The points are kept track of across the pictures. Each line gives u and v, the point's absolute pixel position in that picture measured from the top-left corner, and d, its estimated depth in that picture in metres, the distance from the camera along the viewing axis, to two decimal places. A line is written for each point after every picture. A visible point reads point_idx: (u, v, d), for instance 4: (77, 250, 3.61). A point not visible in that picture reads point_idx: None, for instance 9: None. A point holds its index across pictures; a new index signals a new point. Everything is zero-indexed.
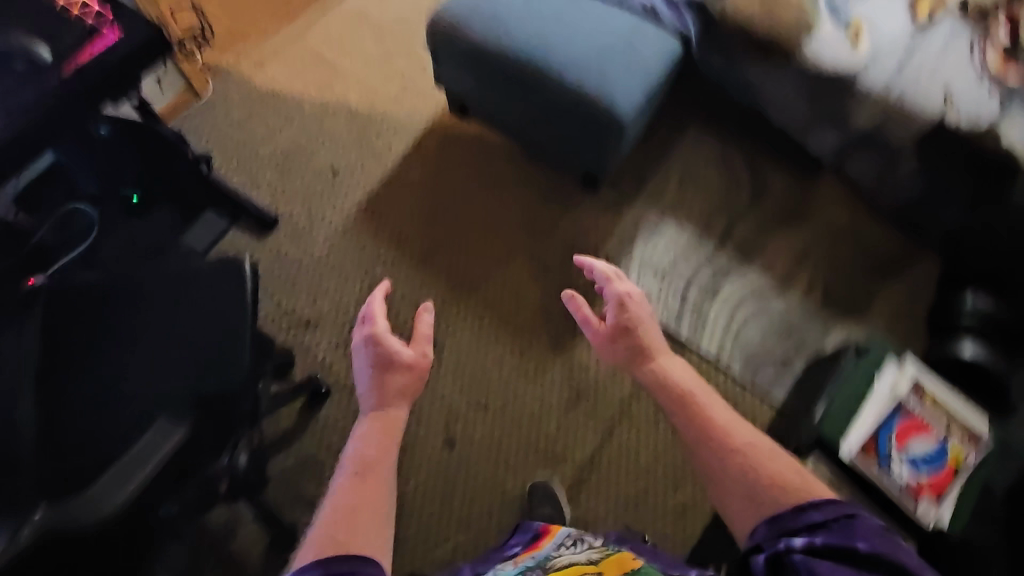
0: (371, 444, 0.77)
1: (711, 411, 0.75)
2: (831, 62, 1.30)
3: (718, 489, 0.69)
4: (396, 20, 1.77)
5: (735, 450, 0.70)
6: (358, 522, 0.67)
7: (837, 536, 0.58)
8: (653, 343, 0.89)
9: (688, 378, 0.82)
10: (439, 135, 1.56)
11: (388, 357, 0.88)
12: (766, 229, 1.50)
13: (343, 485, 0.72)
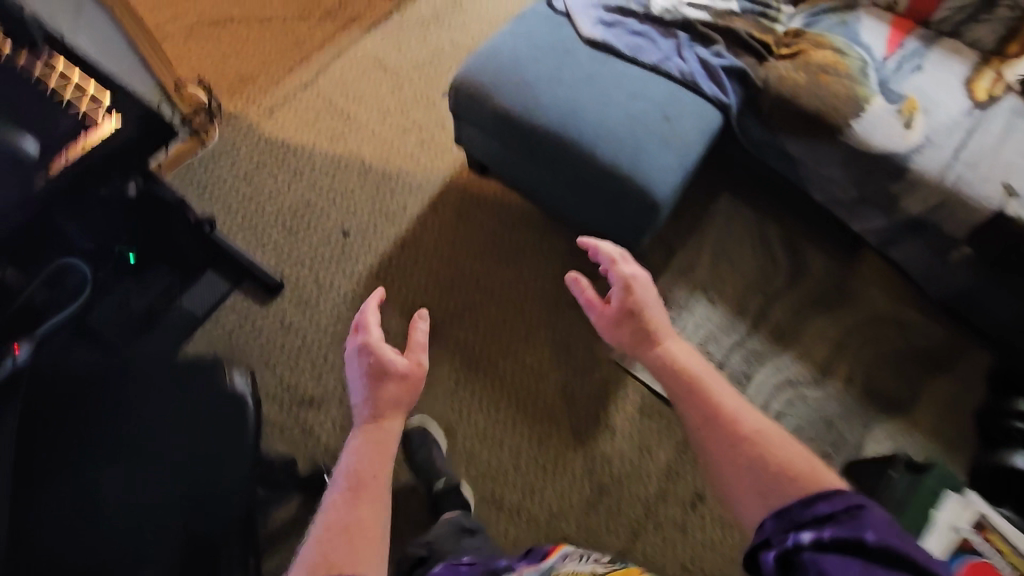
0: (363, 460, 0.73)
1: (713, 397, 0.72)
2: (880, 142, 1.20)
3: (727, 480, 0.66)
4: (413, 67, 1.69)
5: (741, 439, 0.67)
6: (352, 544, 0.65)
7: (846, 528, 0.54)
8: (660, 328, 0.84)
9: (696, 361, 0.78)
10: (463, 199, 1.50)
11: (381, 368, 0.82)
12: (803, 312, 1.45)
13: (336, 504, 0.69)
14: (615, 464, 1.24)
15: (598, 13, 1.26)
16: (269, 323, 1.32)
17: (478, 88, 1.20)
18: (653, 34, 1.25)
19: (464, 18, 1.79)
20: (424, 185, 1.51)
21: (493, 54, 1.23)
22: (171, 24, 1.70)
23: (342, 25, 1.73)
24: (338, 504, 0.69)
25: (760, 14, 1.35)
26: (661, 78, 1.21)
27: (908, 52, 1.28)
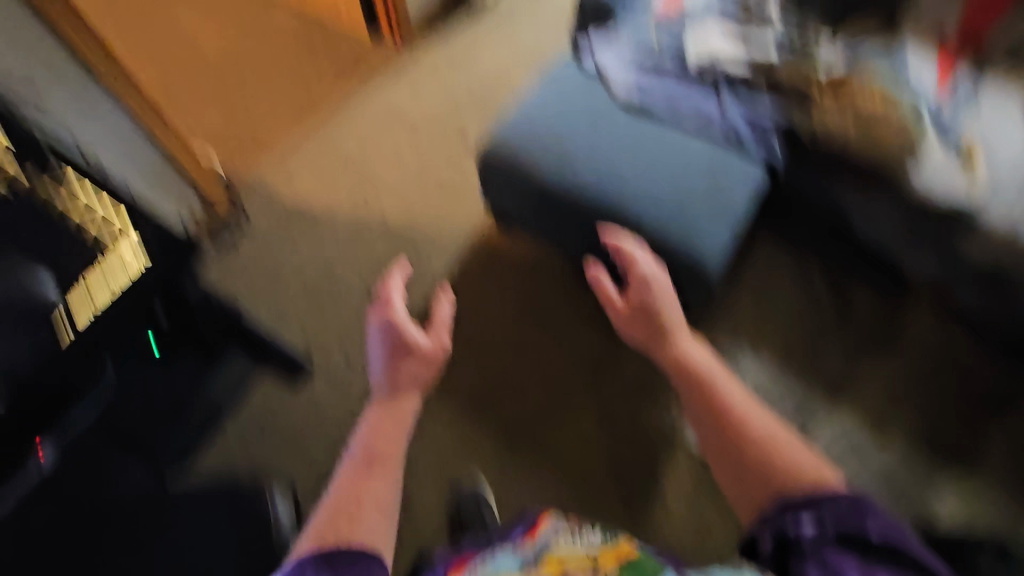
0: (385, 432, 0.95)
1: (722, 394, 0.91)
2: (942, 191, 1.15)
3: (725, 465, 0.82)
4: (429, 115, 1.63)
5: (756, 438, 0.82)
6: (360, 521, 0.78)
7: (846, 523, 0.64)
8: (676, 329, 1.06)
9: (704, 363, 0.99)
10: (492, 258, 1.45)
11: (410, 344, 1.10)
12: (854, 359, 1.35)
13: (350, 473, 0.86)
14: (671, 542, 1.18)
15: (634, 78, 1.26)
16: (301, 407, 1.27)
17: (512, 164, 1.19)
18: (697, 97, 1.25)
19: (476, 58, 1.72)
20: (450, 245, 1.46)
21: (530, 123, 1.21)
22: (183, 88, 1.66)
23: (355, 78, 1.68)
24: (371, 480, 0.85)
25: (796, 53, 1.28)
26: (705, 144, 1.22)
27: (961, 86, 1.21)
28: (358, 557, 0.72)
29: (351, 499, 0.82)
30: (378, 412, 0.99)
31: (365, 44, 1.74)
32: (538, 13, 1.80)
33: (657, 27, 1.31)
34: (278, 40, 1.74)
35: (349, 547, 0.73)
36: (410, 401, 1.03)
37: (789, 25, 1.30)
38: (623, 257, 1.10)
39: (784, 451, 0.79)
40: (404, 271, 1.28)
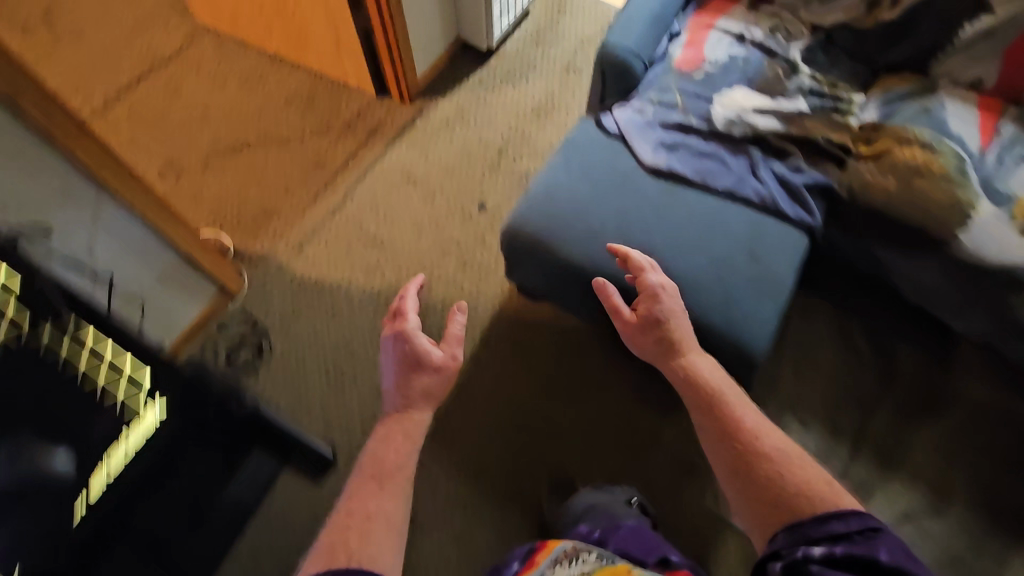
0: (394, 449, 0.91)
1: (735, 415, 0.86)
2: (992, 251, 1.06)
3: (745, 490, 0.78)
4: (443, 175, 1.56)
5: (764, 457, 0.80)
6: (374, 543, 0.77)
7: (859, 547, 0.64)
8: (685, 337, 0.96)
9: (716, 378, 0.91)
10: (515, 327, 1.40)
11: (420, 357, 1.02)
12: (905, 423, 1.26)
13: (359, 488, 0.86)
14: None
15: (658, 136, 1.15)
16: (323, 503, 1.20)
17: (537, 238, 1.09)
18: (723, 155, 1.12)
19: (489, 112, 1.67)
20: (472, 317, 1.40)
21: (550, 192, 1.13)
22: (184, 159, 1.59)
23: (363, 140, 1.62)
24: (363, 490, 0.85)
25: (833, 107, 1.22)
26: (739, 207, 1.09)
27: (1005, 140, 1.14)
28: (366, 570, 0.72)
29: (354, 511, 0.82)
30: (392, 425, 0.96)
31: (372, 102, 1.68)
32: (549, 62, 1.76)
33: (679, 84, 1.23)
34: (280, 101, 1.67)
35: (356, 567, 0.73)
36: (419, 413, 0.98)
37: (823, 77, 1.25)
38: (632, 270, 1.01)
39: (796, 469, 0.77)
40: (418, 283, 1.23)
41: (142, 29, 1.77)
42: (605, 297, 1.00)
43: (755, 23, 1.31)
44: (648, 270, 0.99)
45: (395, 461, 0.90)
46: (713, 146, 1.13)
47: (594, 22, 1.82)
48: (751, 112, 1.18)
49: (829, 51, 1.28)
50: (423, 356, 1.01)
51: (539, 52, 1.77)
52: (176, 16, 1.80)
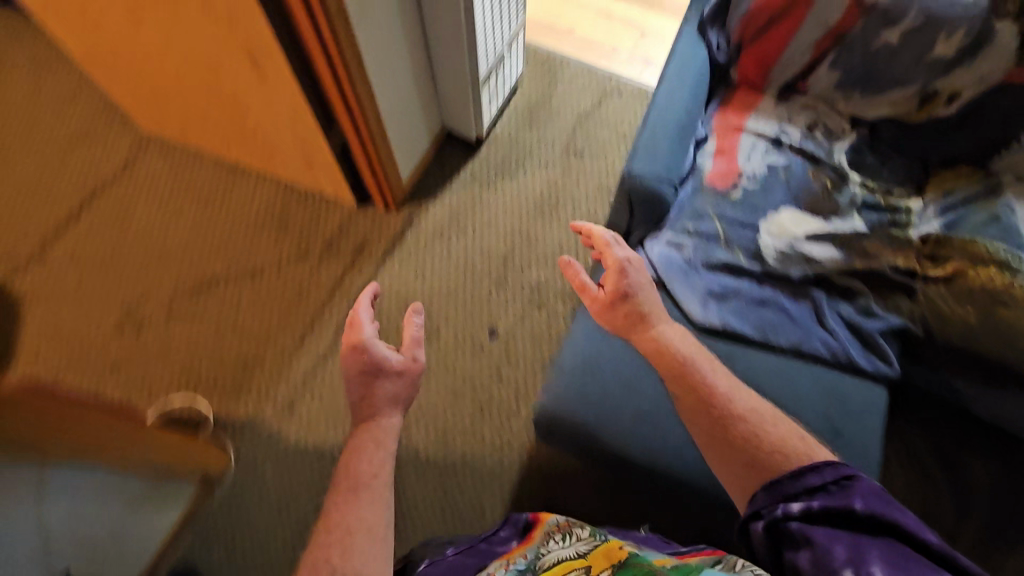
0: (361, 459, 0.80)
1: (706, 381, 0.86)
2: None
3: (722, 450, 0.81)
4: (445, 297, 1.38)
5: (735, 419, 0.82)
6: (359, 552, 0.70)
7: (835, 499, 0.70)
8: (653, 309, 0.94)
9: (684, 346, 0.91)
10: (546, 478, 1.23)
11: (380, 363, 0.88)
12: (992, 555, 1.14)
13: (338, 505, 0.75)
14: None
15: (704, 282, 0.99)
16: None
17: (586, 424, 0.97)
18: (783, 303, 0.97)
19: (487, 212, 1.48)
20: (497, 471, 1.24)
21: (592, 365, 1.01)
22: (144, 305, 1.36)
23: (349, 262, 1.42)
24: (339, 504, 0.75)
25: (890, 222, 1.08)
26: (811, 367, 0.95)
27: None
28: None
29: (333, 526, 0.73)
30: (361, 438, 0.83)
31: (353, 214, 1.47)
32: (547, 145, 1.57)
33: (715, 208, 1.07)
34: (246, 221, 1.45)
35: None
36: (389, 421, 0.86)
37: (875, 183, 1.10)
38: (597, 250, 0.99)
39: (769, 428, 0.80)
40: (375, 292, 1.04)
41: (79, 145, 1.52)
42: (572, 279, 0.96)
43: (789, 120, 1.15)
44: (616, 247, 0.96)
45: (362, 477, 0.78)
46: (767, 291, 0.98)
47: (589, 94, 1.64)
48: (804, 241, 1.03)
49: (878, 149, 1.13)
50: (381, 363, 0.88)
51: (533, 134, 1.58)
52: (116, 125, 1.54)
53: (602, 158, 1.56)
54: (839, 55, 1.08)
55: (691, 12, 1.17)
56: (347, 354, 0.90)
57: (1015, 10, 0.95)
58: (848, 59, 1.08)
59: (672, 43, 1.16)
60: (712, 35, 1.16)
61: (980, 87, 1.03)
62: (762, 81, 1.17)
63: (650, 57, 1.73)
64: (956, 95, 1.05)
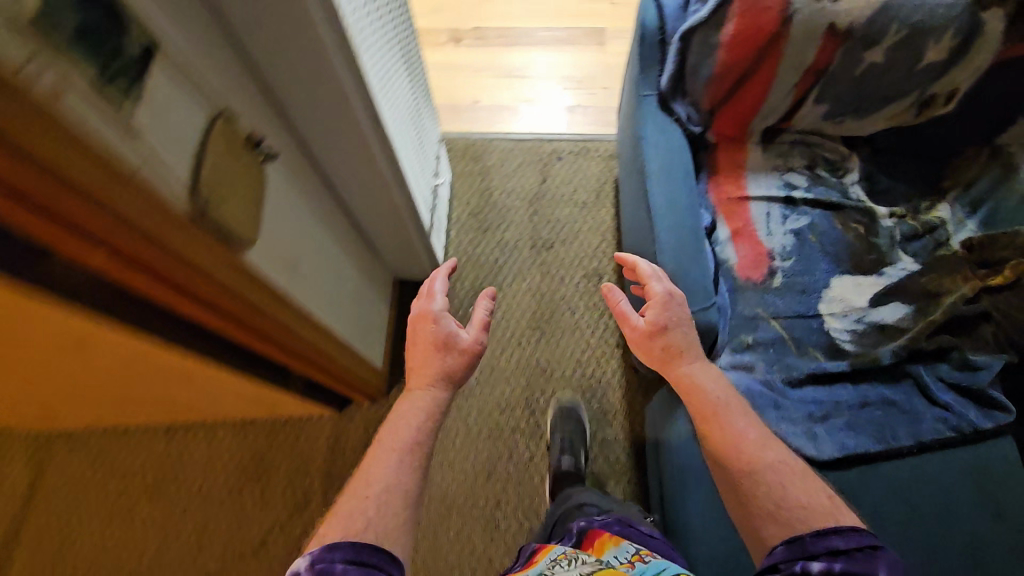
0: (411, 424, 0.79)
1: (733, 428, 0.75)
2: None
3: (745, 500, 0.69)
4: (485, 475, 1.19)
5: (766, 468, 0.70)
6: (390, 511, 0.69)
7: (859, 565, 0.57)
8: (688, 345, 0.84)
9: (716, 390, 0.80)
10: None
11: (448, 337, 0.88)
12: None
13: (382, 463, 0.74)
14: None
15: (799, 405, 0.86)
16: None
17: None
18: (885, 395, 0.87)
19: (484, 355, 1.28)
20: None
21: (727, 552, 0.86)
22: None
23: None
24: (374, 460, 0.75)
25: (934, 245, 0.98)
26: (945, 458, 0.84)
27: None
28: (384, 560, 0.62)
29: (358, 479, 0.74)
30: (412, 397, 0.83)
31: (340, 426, 1.22)
32: (514, 251, 1.39)
33: (762, 304, 0.94)
34: (219, 489, 1.17)
35: (374, 554, 0.62)
36: (434, 396, 0.83)
37: (901, 208, 1.00)
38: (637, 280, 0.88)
39: (801, 487, 0.67)
40: (449, 266, 1.02)
41: None
42: (611, 306, 0.89)
43: (788, 167, 1.02)
44: (654, 278, 0.85)
45: (408, 443, 0.76)
46: (869, 388, 0.88)
47: (531, 173, 1.47)
48: (870, 308, 0.92)
49: (884, 165, 1.03)
50: (450, 337, 0.87)
51: (493, 242, 1.39)
52: None
53: (577, 243, 1.39)
54: (822, 92, 0.97)
55: (643, 88, 1.01)
56: (419, 320, 0.89)
57: None
58: (833, 92, 0.96)
59: (637, 130, 1.00)
60: (678, 108, 1.00)
61: (974, 77, 0.94)
62: (742, 135, 1.03)
63: (571, 104, 1.56)
64: (954, 92, 0.95)
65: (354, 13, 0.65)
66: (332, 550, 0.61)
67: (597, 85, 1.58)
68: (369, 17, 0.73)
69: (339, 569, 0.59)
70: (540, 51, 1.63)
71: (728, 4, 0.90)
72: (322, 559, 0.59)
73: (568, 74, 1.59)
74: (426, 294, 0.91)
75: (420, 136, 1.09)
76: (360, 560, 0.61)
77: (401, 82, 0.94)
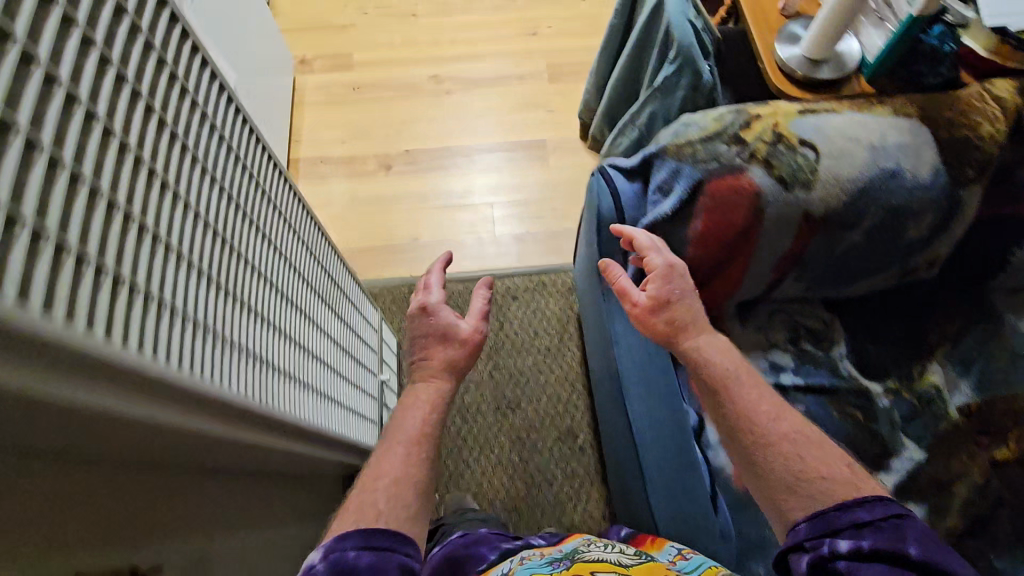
0: (415, 419, 0.83)
1: (745, 403, 0.70)
2: None
3: (764, 472, 0.65)
4: None
5: (784, 439, 0.66)
6: (403, 499, 0.72)
7: (886, 539, 0.56)
8: (694, 319, 0.79)
9: (722, 364, 0.75)
10: None
11: (447, 331, 0.91)
12: None
13: (392, 456, 0.77)
14: None
15: None
16: None
17: None
18: None
19: None
20: None
21: None
22: None
23: None
24: (384, 454, 0.78)
25: (934, 420, 0.89)
26: None
27: None
28: (395, 540, 0.65)
29: (370, 474, 0.76)
30: (416, 396, 0.86)
31: None
32: (476, 416, 1.25)
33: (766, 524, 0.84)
34: None
35: (385, 538, 0.65)
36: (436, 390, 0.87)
37: (893, 378, 0.92)
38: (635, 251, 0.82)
39: (816, 457, 0.64)
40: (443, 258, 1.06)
41: None
42: (611, 281, 0.84)
43: (770, 343, 0.93)
44: (653, 250, 0.80)
45: (413, 436, 0.80)
46: None
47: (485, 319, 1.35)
48: None
49: (869, 328, 0.95)
50: (447, 333, 0.90)
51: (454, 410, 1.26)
52: None
53: (545, 398, 1.27)
54: (801, 271, 0.88)
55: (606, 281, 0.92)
56: (417, 320, 0.93)
57: (976, 174, 0.79)
58: (812, 270, 0.88)
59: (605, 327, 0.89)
60: None
61: (954, 243, 0.87)
62: (718, 313, 0.93)
63: (519, 232, 1.45)
64: (935, 259, 0.88)
65: (242, 371, 0.50)
66: (345, 538, 0.63)
67: (545, 208, 1.47)
68: (272, 326, 0.58)
69: (354, 556, 0.61)
70: (479, 175, 1.51)
71: (694, 201, 0.79)
72: (335, 549, 0.62)
73: (512, 199, 1.48)
74: (424, 292, 0.95)
75: (362, 349, 0.94)
76: (371, 544, 0.63)
77: (333, 324, 0.79)
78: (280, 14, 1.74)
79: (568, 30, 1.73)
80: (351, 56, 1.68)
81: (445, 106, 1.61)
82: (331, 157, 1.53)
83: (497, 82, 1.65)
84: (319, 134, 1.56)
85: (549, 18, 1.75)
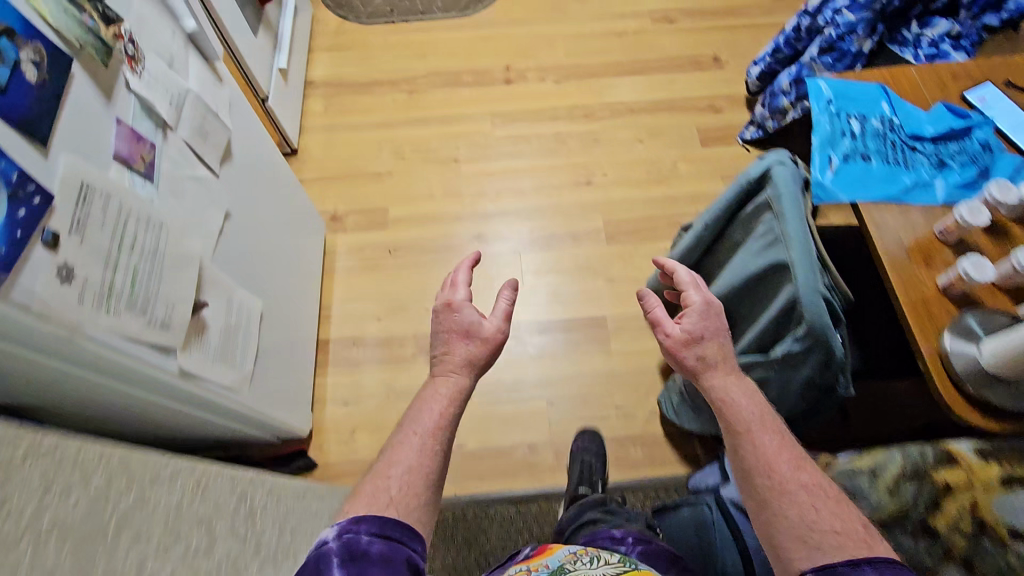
0: (432, 409, 0.70)
1: (765, 448, 0.67)
2: None
3: (772, 515, 0.63)
4: None
5: (800, 488, 0.64)
6: (421, 491, 0.63)
7: None
8: (726, 359, 0.76)
9: (748, 407, 0.71)
10: None
11: (469, 328, 0.76)
12: None
13: (404, 441, 0.67)
14: None
15: None
16: None
17: None
18: None
19: None
20: None
21: None
22: None
23: None
24: (397, 439, 0.67)
25: None
26: None
27: None
28: (407, 533, 0.57)
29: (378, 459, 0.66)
30: (435, 381, 0.73)
31: None
32: None
33: None
34: None
35: (397, 534, 0.57)
36: (455, 381, 0.72)
37: None
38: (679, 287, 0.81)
39: (826, 510, 0.62)
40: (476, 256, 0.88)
41: None
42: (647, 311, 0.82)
43: None
44: (694, 288, 0.80)
45: (430, 426, 0.68)
46: None
47: None
48: None
49: None
50: (471, 326, 0.76)
51: None
52: None
53: None
54: None
55: None
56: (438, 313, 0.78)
57: None
58: None
59: None
60: None
61: None
62: None
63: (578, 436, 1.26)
64: None
65: None
66: (360, 521, 0.56)
67: (609, 404, 1.29)
68: None
69: (365, 542, 0.55)
70: (530, 361, 1.34)
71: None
72: (349, 530, 0.55)
73: (568, 392, 1.30)
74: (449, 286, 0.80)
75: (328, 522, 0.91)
76: (386, 532, 0.56)
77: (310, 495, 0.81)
78: (311, 160, 1.61)
79: (626, 177, 1.56)
80: (386, 210, 1.53)
81: (491, 272, 1.44)
82: (365, 339, 1.37)
83: (550, 241, 1.48)
84: (353, 310, 1.40)
85: (604, 162, 1.58)
